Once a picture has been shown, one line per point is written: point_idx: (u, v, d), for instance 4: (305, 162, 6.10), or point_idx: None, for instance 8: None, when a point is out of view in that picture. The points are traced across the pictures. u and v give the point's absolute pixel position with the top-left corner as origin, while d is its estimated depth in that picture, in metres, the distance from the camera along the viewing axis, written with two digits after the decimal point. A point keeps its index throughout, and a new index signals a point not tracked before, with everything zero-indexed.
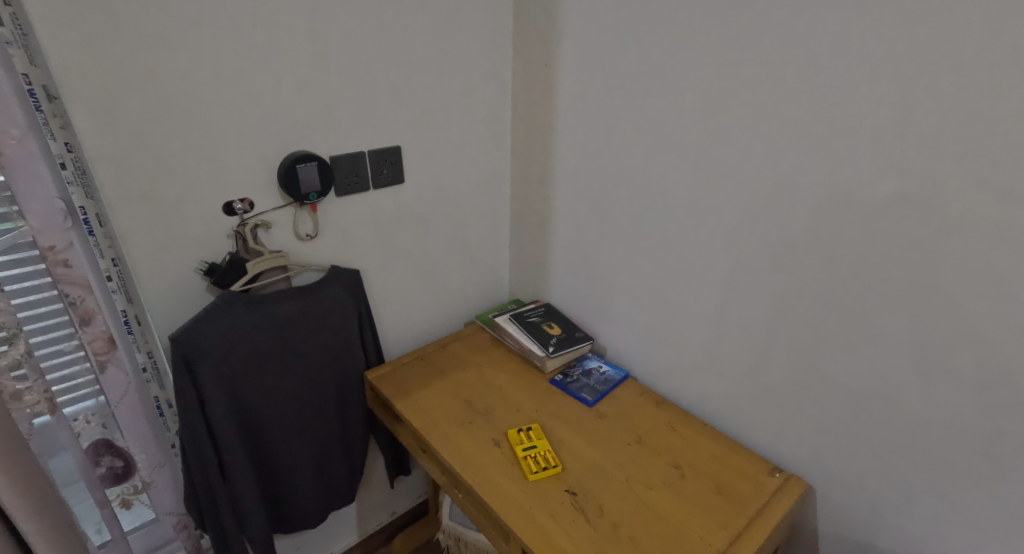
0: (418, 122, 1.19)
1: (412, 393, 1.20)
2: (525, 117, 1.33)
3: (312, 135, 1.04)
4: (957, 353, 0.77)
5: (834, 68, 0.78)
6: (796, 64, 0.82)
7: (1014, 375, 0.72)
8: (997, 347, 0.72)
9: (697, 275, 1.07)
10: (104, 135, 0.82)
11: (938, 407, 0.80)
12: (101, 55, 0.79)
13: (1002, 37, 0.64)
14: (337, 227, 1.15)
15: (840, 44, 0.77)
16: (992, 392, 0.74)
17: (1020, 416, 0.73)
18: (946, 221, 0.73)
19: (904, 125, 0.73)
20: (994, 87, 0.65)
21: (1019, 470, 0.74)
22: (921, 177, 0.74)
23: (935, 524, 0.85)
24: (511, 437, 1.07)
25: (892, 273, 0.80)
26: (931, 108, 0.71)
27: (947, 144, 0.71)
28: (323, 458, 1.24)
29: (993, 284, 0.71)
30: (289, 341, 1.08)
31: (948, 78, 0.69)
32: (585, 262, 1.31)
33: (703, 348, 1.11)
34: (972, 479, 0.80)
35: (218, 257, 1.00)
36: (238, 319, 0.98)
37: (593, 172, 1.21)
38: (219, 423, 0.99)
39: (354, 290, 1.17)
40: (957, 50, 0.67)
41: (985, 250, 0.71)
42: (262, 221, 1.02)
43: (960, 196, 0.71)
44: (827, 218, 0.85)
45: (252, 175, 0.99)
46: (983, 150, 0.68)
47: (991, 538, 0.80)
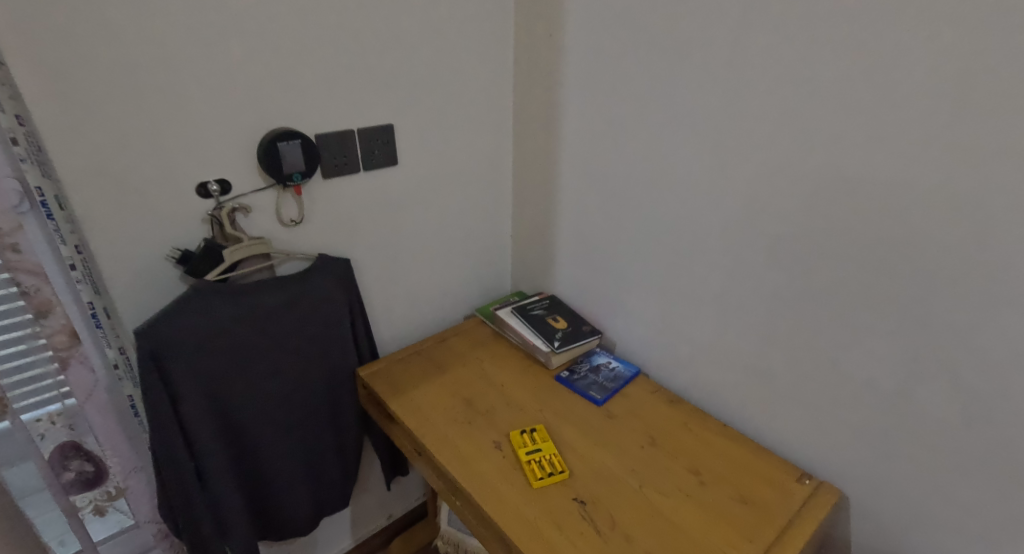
0: (411, 98, 1.10)
1: (408, 391, 1.12)
2: (528, 93, 1.23)
3: (294, 112, 0.95)
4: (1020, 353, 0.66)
5: (878, 26, 0.68)
6: (830, 22, 0.71)
7: None
8: None
9: (716, 263, 0.97)
10: (56, 104, 0.73)
11: (996, 415, 0.70)
12: (49, 14, 0.70)
13: None
14: (325, 212, 1.06)
15: None
16: None
17: None
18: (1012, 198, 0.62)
19: (963, 88, 0.63)
20: None
21: None
22: (983, 146, 0.63)
23: (987, 543, 0.75)
24: (514, 439, 0.98)
25: (943, 260, 0.69)
26: (997, 66, 0.60)
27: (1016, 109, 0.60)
28: (315, 460, 1.16)
29: None
30: (273, 335, 0.99)
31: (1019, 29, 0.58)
32: (593, 251, 1.22)
33: (721, 343, 1.01)
34: None
35: (192, 245, 0.91)
36: (214, 311, 0.89)
37: (600, 154, 1.11)
38: (194, 425, 0.91)
39: (344, 281, 1.09)
40: None
41: None
42: (240, 205, 0.93)
43: None
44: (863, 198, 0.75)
45: (226, 152, 0.90)
46: None
47: None
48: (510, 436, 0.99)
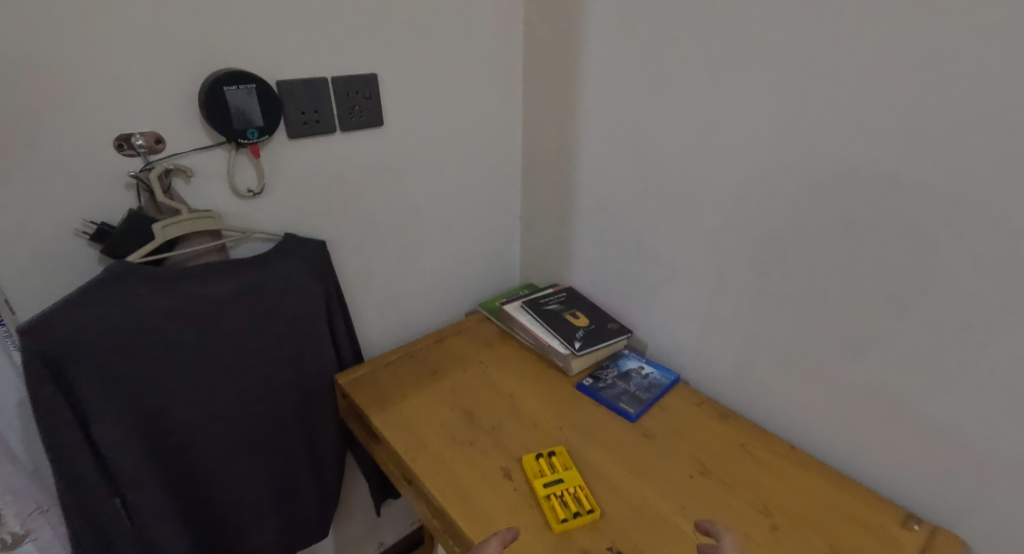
0: (402, 41, 0.90)
1: (396, 403, 0.91)
2: (541, 42, 1.02)
3: (249, 48, 0.74)
4: None
5: None
6: None
7: None
8: None
9: (784, 243, 0.76)
10: None
11: None
12: None
13: None
14: (294, 182, 0.86)
15: None
16: None
17: None
18: None
19: None
20: None
21: None
22: None
23: None
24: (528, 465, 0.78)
25: None
26: None
27: None
28: (286, 488, 0.95)
29: None
30: (223, 333, 0.79)
31: None
32: (618, 233, 1.01)
33: (788, 343, 0.80)
34: None
35: (115, 218, 0.71)
36: (135, 302, 0.68)
37: (632, 112, 0.91)
38: (110, 451, 0.69)
39: (317, 268, 0.89)
40: None
41: None
42: (177, 166, 0.73)
43: None
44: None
45: (157, 95, 0.69)
46: None
47: None
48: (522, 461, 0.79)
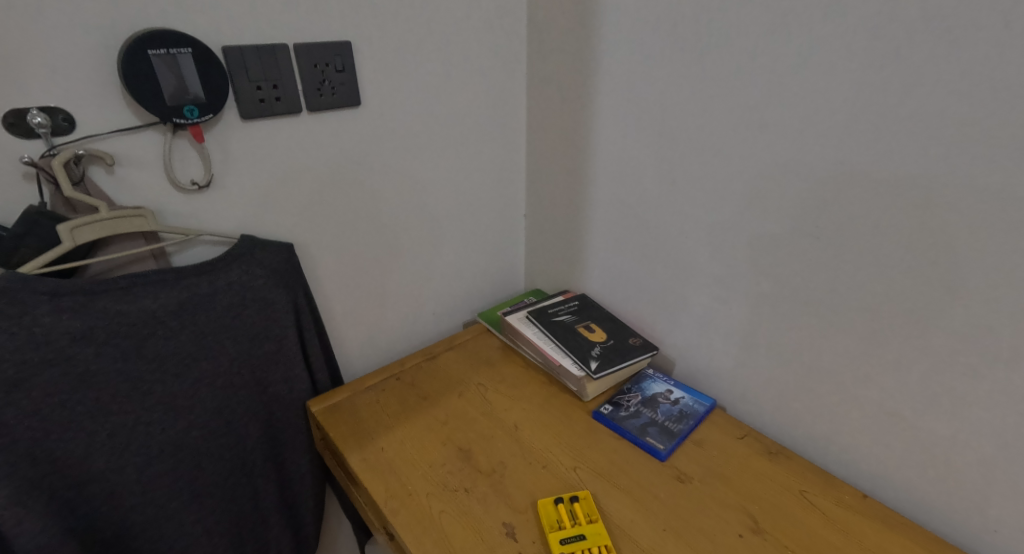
0: (381, 3, 0.75)
1: (378, 437, 0.76)
2: (548, 7, 0.87)
3: (183, 5, 0.59)
4: None
5: None
6: None
7: None
8: None
9: (853, 244, 0.61)
10: None
11: None
12: None
13: None
14: (251, 172, 0.71)
15: None
16: None
17: None
18: None
19: None
20: None
21: None
22: None
23: None
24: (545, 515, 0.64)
25: None
26: None
27: None
28: (250, 538, 0.80)
29: None
30: (157, 361, 0.64)
31: None
32: (641, 231, 0.86)
33: (861, 365, 0.65)
34: None
35: (13, 218, 0.56)
36: (32, 324, 0.54)
37: (658, 87, 0.75)
38: (4, 513, 0.55)
39: (280, 276, 0.74)
40: None
41: None
42: (92, 151, 0.58)
43: None
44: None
45: (60, 59, 0.54)
46: None
47: None
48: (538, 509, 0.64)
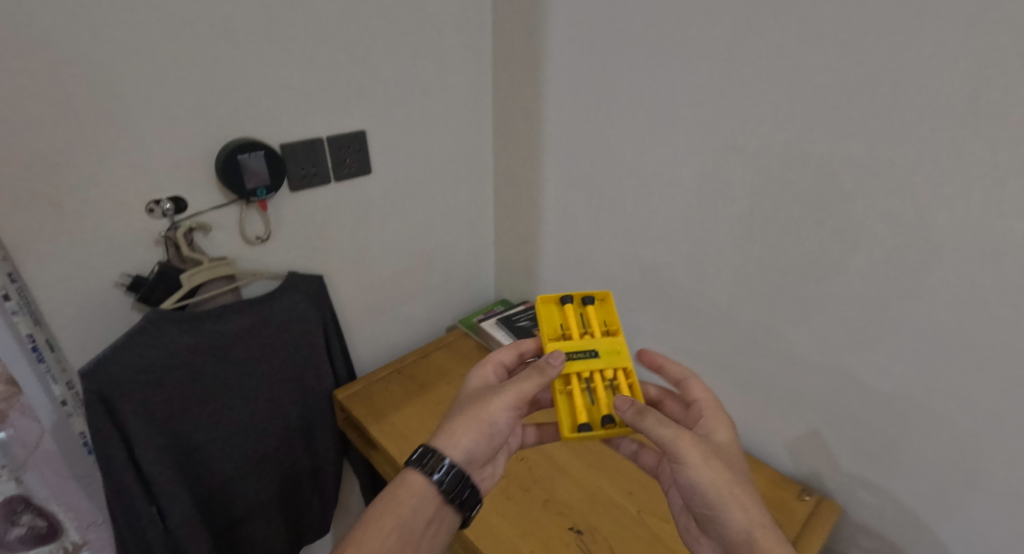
0: (388, 103, 1.04)
1: (389, 414, 1.05)
2: (507, 95, 1.17)
3: (256, 121, 0.87)
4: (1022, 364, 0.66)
5: (873, 36, 0.66)
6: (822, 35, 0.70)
7: None
8: None
9: (709, 274, 0.95)
10: None
11: (993, 425, 0.71)
12: None
13: None
14: (296, 227, 0.99)
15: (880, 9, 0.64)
16: None
17: None
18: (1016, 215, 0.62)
19: (970, 105, 0.61)
20: None
21: None
22: (982, 163, 0.62)
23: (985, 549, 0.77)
24: (555, 316, 0.75)
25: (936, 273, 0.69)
26: (999, 80, 0.59)
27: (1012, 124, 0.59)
28: (294, 494, 1.08)
29: None
30: (239, 364, 0.91)
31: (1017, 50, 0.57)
32: (580, 258, 1.18)
33: (719, 351, 0.99)
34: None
35: (146, 270, 0.84)
36: (170, 344, 0.81)
37: (584, 162, 1.08)
38: (153, 468, 0.83)
39: (317, 300, 1.01)
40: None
41: None
42: (198, 223, 0.85)
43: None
44: (889, 212, 0.71)
45: (180, 167, 0.82)
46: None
47: None
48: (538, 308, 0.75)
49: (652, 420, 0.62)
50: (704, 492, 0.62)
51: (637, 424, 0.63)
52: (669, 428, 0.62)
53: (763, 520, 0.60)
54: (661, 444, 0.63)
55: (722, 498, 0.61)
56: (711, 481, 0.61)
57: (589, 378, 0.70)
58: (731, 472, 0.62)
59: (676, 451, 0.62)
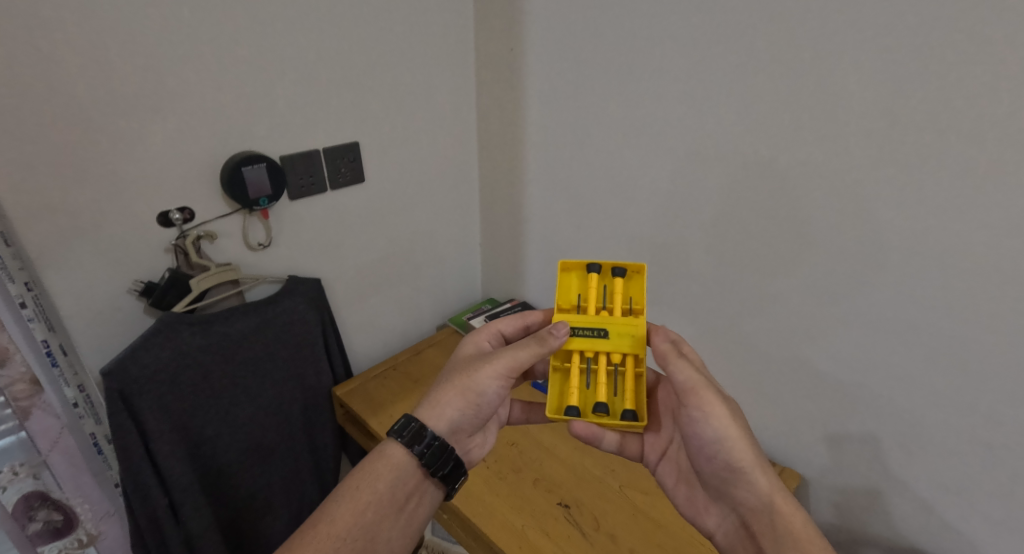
0: (381, 116, 1.11)
1: (387, 407, 1.12)
2: (492, 107, 1.26)
3: (259, 136, 0.94)
4: (945, 339, 0.77)
5: (811, 58, 0.76)
6: (768, 56, 0.80)
7: (994, 356, 0.73)
8: (982, 330, 0.73)
9: (680, 269, 1.05)
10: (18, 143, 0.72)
11: (925, 393, 0.81)
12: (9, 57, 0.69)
13: (983, 26, 0.63)
14: (296, 234, 1.05)
15: (815, 35, 0.75)
16: (974, 375, 0.76)
17: (1004, 397, 0.74)
18: (933, 210, 0.72)
19: (893, 117, 0.72)
20: (967, 80, 0.65)
21: (1010, 452, 0.76)
22: (904, 166, 0.73)
23: (926, 506, 0.86)
24: (577, 285, 0.76)
25: (873, 261, 0.80)
26: (914, 96, 0.69)
27: (926, 132, 0.70)
28: (297, 487, 1.14)
29: (977, 271, 0.71)
30: (245, 363, 0.97)
31: (925, 70, 0.68)
32: (562, 258, 1.26)
33: (692, 339, 1.09)
34: (958, 460, 0.81)
35: (156, 277, 0.89)
36: (183, 345, 0.87)
37: (565, 168, 1.17)
38: (168, 461, 0.88)
39: (317, 302, 1.08)
40: (933, 41, 0.66)
41: (960, 241, 0.71)
42: (205, 232, 0.91)
43: (942, 186, 0.70)
44: (831, 209, 0.81)
45: (189, 179, 0.88)
46: (963, 139, 0.67)
47: (981, 518, 0.81)
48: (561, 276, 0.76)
49: (682, 365, 0.67)
50: (730, 452, 0.65)
51: (665, 362, 0.70)
52: (699, 375, 0.66)
53: (780, 485, 0.65)
54: (687, 392, 0.67)
55: (750, 464, 0.65)
56: (738, 442, 0.65)
57: (593, 358, 0.72)
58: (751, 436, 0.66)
59: (703, 402, 0.66)
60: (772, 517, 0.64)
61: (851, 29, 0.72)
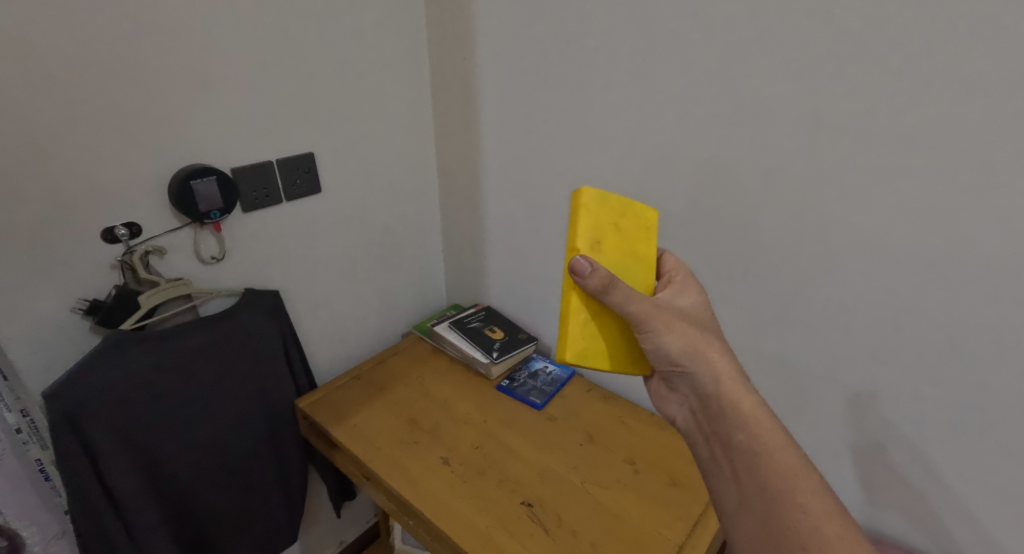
0: (337, 125, 1.12)
1: (350, 416, 1.12)
2: (448, 113, 1.28)
3: (208, 148, 0.93)
4: (872, 322, 0.82)
5: (743, 62, 0.82)
6: (705, 61, 0.85)
7: (913, 334, 0.79)
8: (904, 312, 0.79)
9: None
10: None
11: (859, 376, 0.86)
12: None
13: (890, 32, 0.69)
14: (250, 245, 1.04)
15: (746, 41, 0.80)
16: (898, 354, 0.81)
17: (924, 375, 0.80)
18: (855, 202, 0.78)
19: (818, 115, 0.77)
20: (877, 81, 0.71)
21: (931, 425, 0.81)
22: (828, 161, 0.78)
23: (864, 484, 0.91)
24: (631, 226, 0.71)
25: (807, 251, 0.85)
26: (833, 95, 0.75)
27: (847, 130, 0.75)
28: (259, 506, 1.11)
29: (895, 257, 0.77)
30: (201, 379, 0.95)
31: (841, 72, 0.74)
32: (521, 260, 1.28)
33: None
34: (888, 437, 0.86)
35: (103, 294, 0.88)
36: (133, 363, 0.86)
37: (521, 172, 1.19)
38: (121, 484, 0.86)
39: (275, 314, 1.06)
40: (849, 45, 0.72)
41: (879, 229, 0.77)
42: (153, 247, 0.90)
43: (865, 177, 0.76)
44: (770, 202, 0.86)
45: (135, 194, 0.87)
46: (878, 135, 0.73)
47: (912, 493, 0.86)
48: (649, 226, 0.73)
49: (618, 292, 0.62)
50: (670, 350, 0.63)
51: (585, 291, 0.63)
52: (630, 295, 0.62)
53: (729, 372, 0.61)
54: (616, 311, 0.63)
55: (693, 357, 0.62)
56: (676, 339, 0.62)
57: None
58: (693, 330, 0.63)
59: (636, 315, 0.63)
60: (717, 401, 0.60)
61: (778, 37, 0.77)
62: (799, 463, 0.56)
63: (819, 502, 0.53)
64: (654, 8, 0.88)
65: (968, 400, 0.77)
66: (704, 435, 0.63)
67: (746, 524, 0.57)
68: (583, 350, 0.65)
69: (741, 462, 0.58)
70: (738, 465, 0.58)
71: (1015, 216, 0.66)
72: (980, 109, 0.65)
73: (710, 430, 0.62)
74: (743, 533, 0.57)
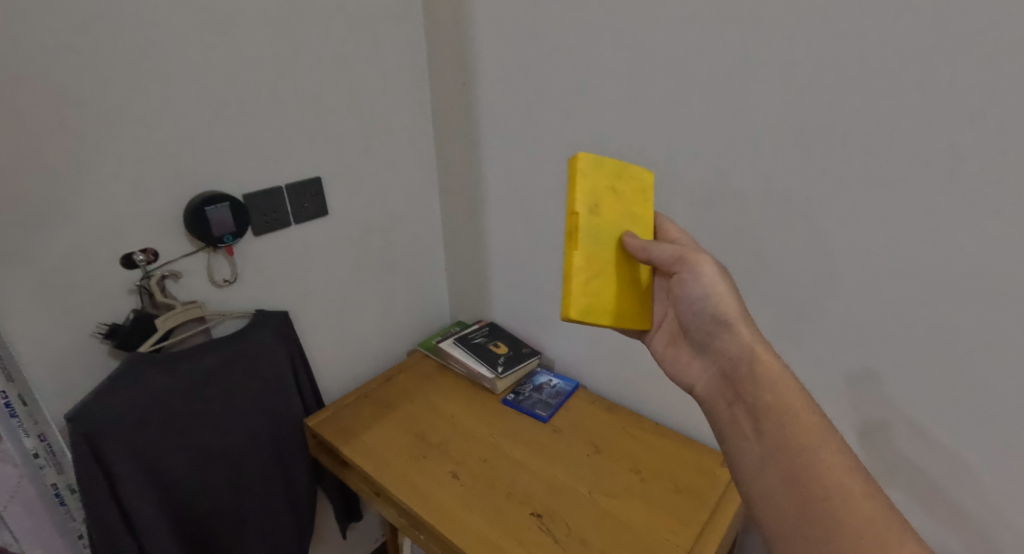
0: (343, 150, 1.16)
1: (360, 433, 1.14)
2: (449, 137, 1.33)
3: (220, 175, 0.97)
4: (864, 326, 0.85)
5: (729, 86, 0.87)
6: (693, 86, 0.91)
7: (903, 338, 0.82)
8: (894, 317, 0.82)
9: None
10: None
11: (854, 380, 0.89)
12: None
13: (861, 57, 0.74)
14: (260, 268, 1.07)
15: (730, 67, 0.86)
16: (890, 358, 0.84)
17: (916, 377, 0.83)
18: (842, 213, 0.82)
19: (801, 134, 0.82)
20: (853, 101, 0.76)
21: (927, 425, 0.83)
22: (812, 176, 0.83)
23: None
24: (627, 188, 0.75)
25: (798, 261, 0.89)
26: (815, 115, 0.80)
27: (828, 146, 0.80)
28: (269, 526, 1.12)
29: (880, 264, 0.81)
30: (213, 400, 0.98)
31: (819, 94, 0.79)
32: (524, 276, 1.32)
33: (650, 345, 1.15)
34: (887, 440, 0.88)
35: (121, 318, 0.91)
36: (149, 386, 0.88)
37: (521, 191, 1.23)
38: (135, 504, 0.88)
39: (284, 334, 1.09)
40: (826, 69, 0.77)
41: (866, 239, 0.81)
42: (169, 271, 0.93)
43: (849, 190, 0.80)
44: (761, 215, 0.91)
45: (151, 221, 0.90)
46: (858, 150, 0.78)
47: (915, 495, 0.88)
48: (645, 188, 0.77)
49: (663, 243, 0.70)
50: (715, 304, 0.67)
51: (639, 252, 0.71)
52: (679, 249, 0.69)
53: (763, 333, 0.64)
54: (674, 261, 0.70)
55: (733, 315, 0.66)
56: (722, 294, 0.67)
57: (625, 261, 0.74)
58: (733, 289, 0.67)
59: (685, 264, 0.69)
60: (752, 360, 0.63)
61: (761, 61, 0.82)
62: (822, 423, 0.57)
63: (845, 460, 0.54)
64: (643, 37, 0.94)
65: (961, 400, 0.79)
66: (727, 400, 0.64)
67: (770, 482, 0.56)
68: (585, 308, 0.69)
69: (768, 421, 0.58)
70: (765, 424, 0.59)
71: (991, 222, 0.70)
72: (952, 123, 0.70)
73: (734, 396, 0.63)
74: (763, 489, 0.57)
